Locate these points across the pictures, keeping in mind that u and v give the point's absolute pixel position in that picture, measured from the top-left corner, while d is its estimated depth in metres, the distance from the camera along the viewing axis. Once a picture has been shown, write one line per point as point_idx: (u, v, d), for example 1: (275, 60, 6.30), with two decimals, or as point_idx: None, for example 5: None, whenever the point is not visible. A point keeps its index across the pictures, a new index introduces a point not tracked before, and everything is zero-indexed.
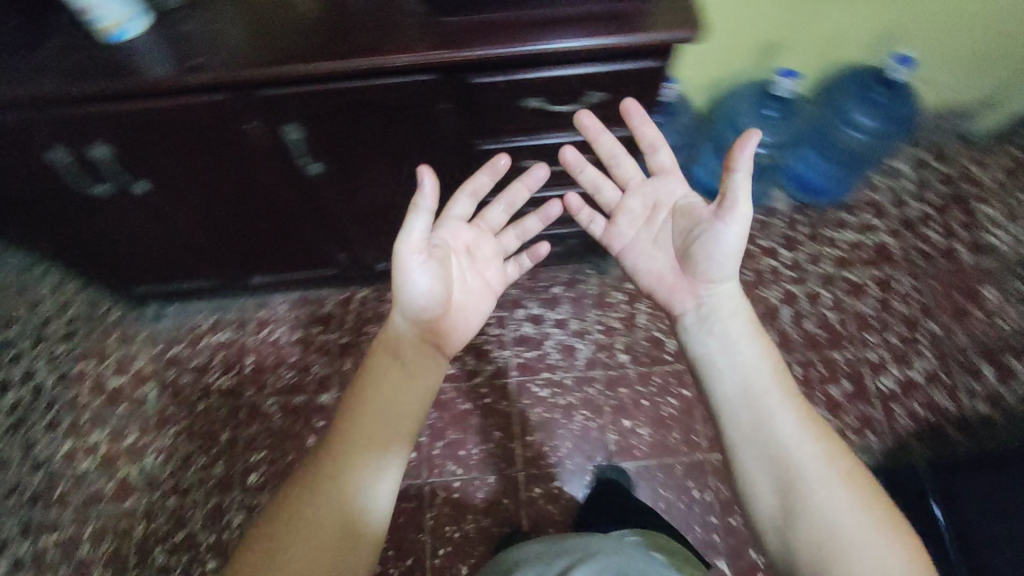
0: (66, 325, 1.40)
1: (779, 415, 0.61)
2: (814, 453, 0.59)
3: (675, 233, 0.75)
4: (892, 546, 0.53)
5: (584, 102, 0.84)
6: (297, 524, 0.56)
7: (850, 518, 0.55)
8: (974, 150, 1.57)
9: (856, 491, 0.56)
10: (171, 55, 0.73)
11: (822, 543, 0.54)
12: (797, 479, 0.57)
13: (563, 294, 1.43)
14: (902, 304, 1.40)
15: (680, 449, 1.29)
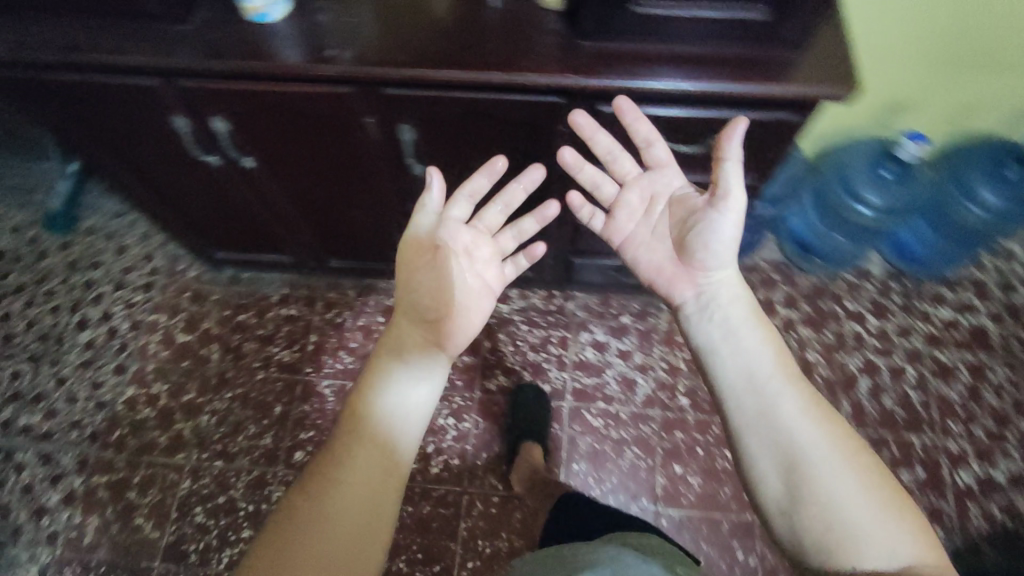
0: (146, 274, 1.44)
1: (784, 396, 0.56)
2: (821, 435, 0.54)
3: (673, 224, 0.68)
4: (904, 535, 0.50)
5: (707, 145, 0.80)
6: (305, 526, 0.51)
7: (856, 508, 0.51)
8: None
9: (865, 474, 0.52)
10: (306, 43, 0.73)
11: (829, 535, 0.51)
12: (804, 468, 0.53)
13: (631, 325, 1.39)
14: (993, 396, 1.30)
15: (729, 506, 1.24)
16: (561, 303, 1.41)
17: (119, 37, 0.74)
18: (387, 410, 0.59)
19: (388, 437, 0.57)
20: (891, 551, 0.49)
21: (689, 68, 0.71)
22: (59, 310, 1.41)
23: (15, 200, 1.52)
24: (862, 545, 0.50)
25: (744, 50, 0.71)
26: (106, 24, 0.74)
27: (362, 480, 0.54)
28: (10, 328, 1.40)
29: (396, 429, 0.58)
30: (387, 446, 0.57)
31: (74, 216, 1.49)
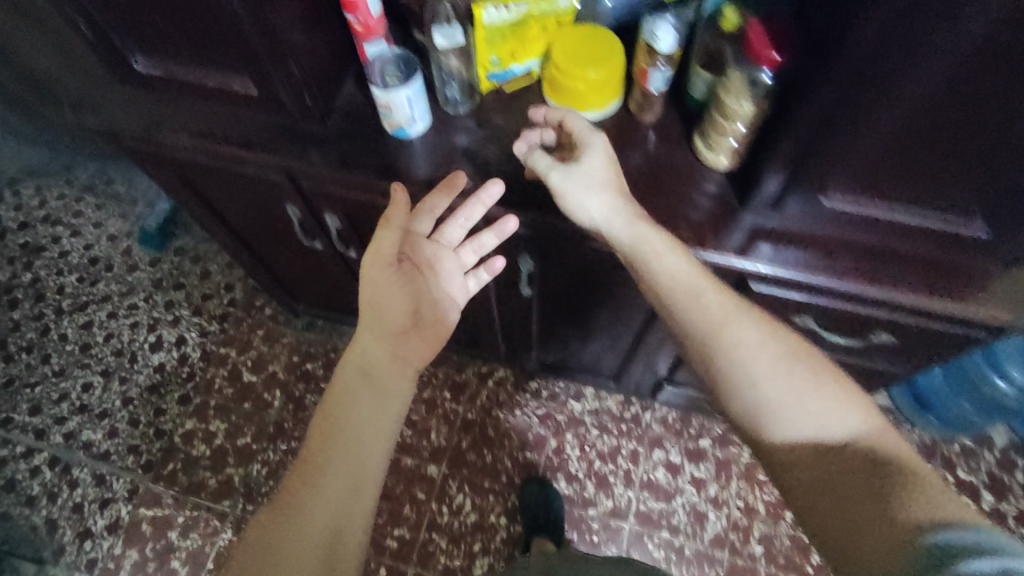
0: (224, 305, 1.44)
1: (707, 297, 0.58)
2: (750, 327, 0.57)
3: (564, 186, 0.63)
4: (836, 403, 0.54)
5: (865, 338, 0.71)
6: (290, 527, 0.53)
7: (785, 392, 0.54)
8: None
9: (792, 355, 0.56)
10: (439, 168, 0.68)
11: (769, 421, 0.54)
12: (734, 368, 0.55)
13: (710, 450, 1.28)
14: None
15: None
16: (637, 412, 1.31)
17: (252, 131, 0.70)
18: (357, 406, 0.58)
19: (363, 427, 0.58)
20: (825, 424, 0.53)
21: (869, 266, 0.63)
22: (137, 327, 1.42)
23: (116, 208, 1.55)
24: (800, 425, 0.53)
25: (940, 255, 0.61)
26: (240, 114, 0.71)
27: (338, 474, 0.55)
28: (90, 337, 1.41)
29: (369, 415, 0.58)
30: (362, 432, 0.57)
31: (168, 235, 1.50)
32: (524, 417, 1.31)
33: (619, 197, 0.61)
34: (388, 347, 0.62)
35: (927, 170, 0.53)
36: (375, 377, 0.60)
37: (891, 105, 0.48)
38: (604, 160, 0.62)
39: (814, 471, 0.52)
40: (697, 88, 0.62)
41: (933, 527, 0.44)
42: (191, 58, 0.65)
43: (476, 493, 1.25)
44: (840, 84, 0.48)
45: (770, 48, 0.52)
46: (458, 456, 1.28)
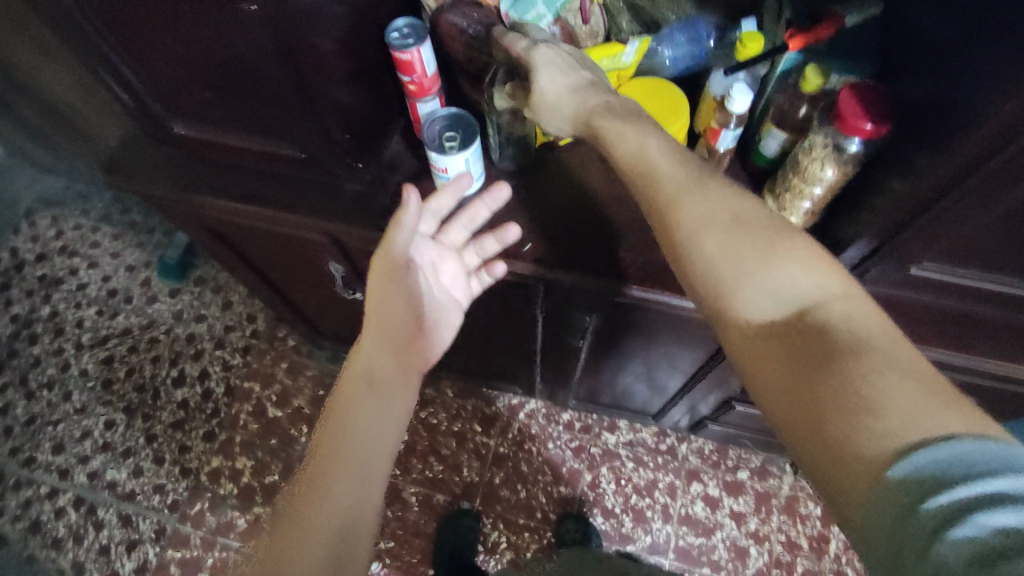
0: (246, 338, 1.41)
1: (667, 169, 0.50)
2: (722, 196, 0.48)
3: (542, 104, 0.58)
4: (813, 274, 0.45)
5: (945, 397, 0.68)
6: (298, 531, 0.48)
7: (753, 269, 0.46)
8: None
9: (764, 224, 0.47)
10: None
11: (731, 297, 0.46)
12: (697, 245, 0.47)
13: (749, 482, 1.25)
14: None
15: None
16: (673, 443, 1.29)
17: (300, 195, 0.70)
18: (360, 406, 0.56)
19: (366, 425, 0.55)
20: (786, 295, 0.45)
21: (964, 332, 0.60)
22: (159, 361, 1.39)
23: (134, 238, 1.52)
24: (766, 303, 0.45)
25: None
26: (289, 180, 0.71)
27: (347, 473, 0.51)
28: (111, 373, 1.39)
29: (374, 417, 0.56)
30: (369, 431, 0.54)
31: (187, 265, 1.47)
32: (557, 450, 1.28)
33: (579, 97, 0.54)
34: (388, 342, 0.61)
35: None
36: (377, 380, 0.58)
37: (982, 210, 0.46)
38: (554, 71, 0.55)
39: (782, 352, 0.43)
40: (770, 147, 0.59)
41: (915, 438, 0.37)
42: (237, 126, 0.65)
43: (511, 531, 1.22)
44: (966, 158, 0.43)
45: (867, 117, 0.49)
46: (490, 492, 1.25)
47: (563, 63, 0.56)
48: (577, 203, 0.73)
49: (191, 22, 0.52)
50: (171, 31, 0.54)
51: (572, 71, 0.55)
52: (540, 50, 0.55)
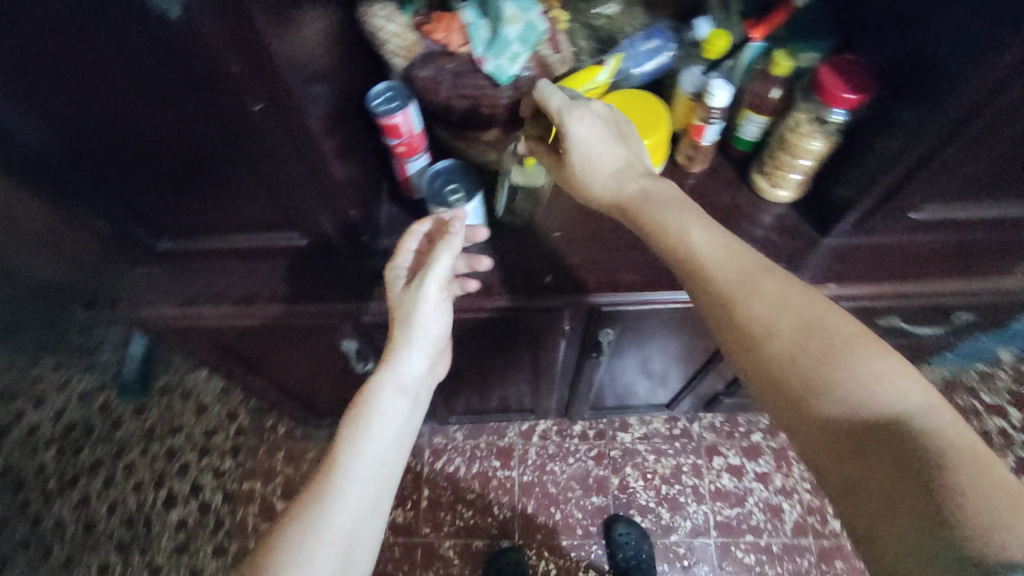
0: (232, 437, 1.32)
1: (722, 271, 0.52)
2: (775, 295, 0.51)
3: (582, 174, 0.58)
4: (893, 380, 0.46)
5: (951, 321, 0.73)
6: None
7: (824, 362, 0.47)
8: None
9: (830, 326, 0.49)
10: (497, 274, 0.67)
11: (793, 384, 0.48)
12: (753, 333, 0.50)
13: (765, 443, 1.30)
14: None
15: None
16: (685, 425, 1.32)
17: (303, 281, 0.69)
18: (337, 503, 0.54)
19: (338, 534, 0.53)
20: (855, 399, 0.46)
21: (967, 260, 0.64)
22: (142, 487, 1.28)
23: (79, 364, 1.40)
24: (837, 394, 0.46)
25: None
26: (286, 267, 0.69)
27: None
28: (90, 514, 1.26)
29: (353, 517, 0.54)
30: (345, 524, 0.53)
31: (148, 378, 1.37)
32: (579, 463, 1.28)
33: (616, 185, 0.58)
34: (382, 430, 0.59)
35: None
36: (364, 468, 0.56)
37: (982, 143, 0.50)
38: (590, 147, 0.57)
39: (852, 455, 0.45)
40: (750, 131, 0.62)
41: (983, 556, 0.36)
42: (229, 225, 0.63)
43: (557, 556, 1.20)
44: (958, 109, 0.47)
45: (850, 88, 0.52)
46: (527, 523, 1.23)
47: (601, 136, 0.57)
48: (572, 223, 0.73)
49: (176, 126, 0.51)
50: (155, 139, 0.52)
51: (608, 147, 0.57)
52: (579, 121, 0.56)
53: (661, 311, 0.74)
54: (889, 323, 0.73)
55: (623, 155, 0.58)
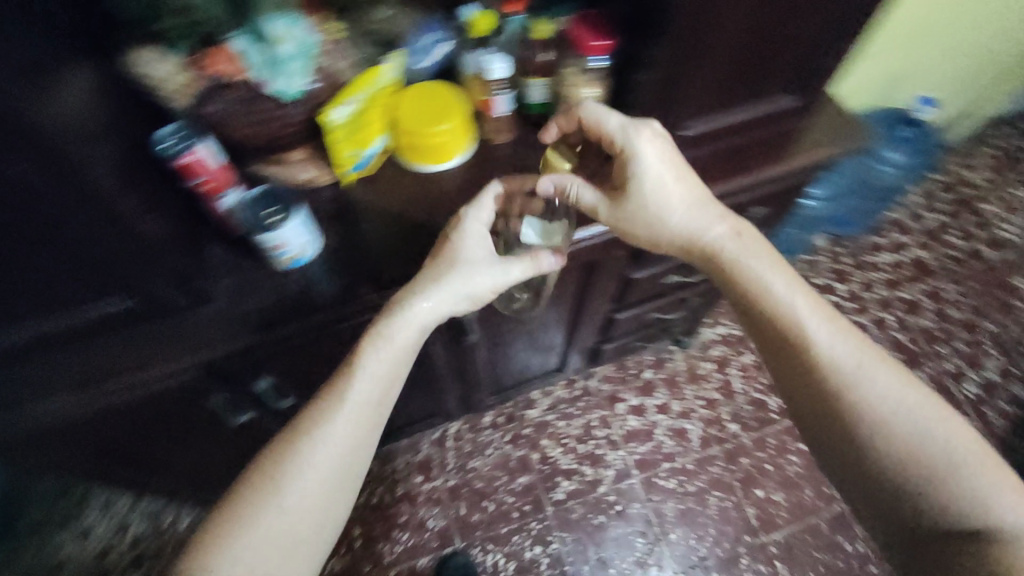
0: (129, 549, 1.20)
1: (840, 352, 0.60)
2: (888, 384, 0.57)
3: (655, 201, 0.67)
4: (1000, 491, 0.50)
5: (749, 217, 0.86)
6: (234, 543, 0.56)
7: (940, 440, 0.53)
8: (960, 156, 1.74)
9: (950, 435, 0.53)
10: (345, 279, 0.68)
11: (866, 427, 0.56)
12: (850, 392, 0.58)
13: (655, 377, 1.41)
14: (955, 310, 1.52)
15: (818, 505, 1.28)
16: (583, 384, 1.40)
17: (144, 345, 0.65)
18: (329, 429, 0.61)
19: (327, 462, 0.60)
20: (942, 486, 0.51)
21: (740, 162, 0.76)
22: None
23: None
24: (908, 456, 0.53)
25: (779, 127, 0.76)
26: (120, 336, 0.65)
27: (298, 506, 0.59)
28: None
29: (346, 440, 0.61)
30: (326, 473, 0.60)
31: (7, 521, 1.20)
32: (498, 451, 1.32)
33: (686, 227, 0.68)
34: (382, 367, 0.63)
35: (755, 67, 0.64)
36: (361, 399, 0.62)
37: (707, 60, 0.61)
38: (659, 175, 0.66)
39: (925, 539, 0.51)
40: (535, 95, 0.69)
41: None
42: (35, 310, 0.58)
43: (501, 545, 1.22)
44: (674, 29, 0.56)
45: (596, 34, 0.64)
46: (465, 525, 1.24)
47: (674, 165, 0.66)
48: None
49: None
50: None
51: (682, 177, 0.67)
52: (647, 143, 0.64)
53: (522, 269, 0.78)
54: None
55: (695, 190, 0.68)
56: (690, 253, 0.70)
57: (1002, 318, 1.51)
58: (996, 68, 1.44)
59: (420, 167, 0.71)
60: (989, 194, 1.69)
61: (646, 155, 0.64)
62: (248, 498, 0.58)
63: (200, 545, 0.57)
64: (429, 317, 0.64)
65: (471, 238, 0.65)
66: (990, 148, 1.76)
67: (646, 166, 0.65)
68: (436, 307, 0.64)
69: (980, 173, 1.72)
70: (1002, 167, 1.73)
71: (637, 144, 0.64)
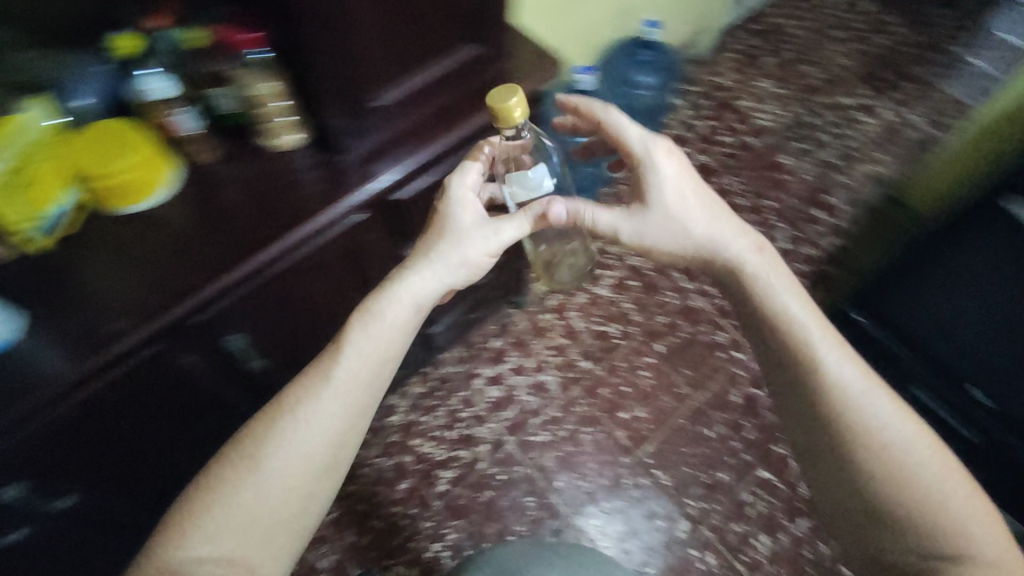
0: None
1: (840, 373, 0.68)
2: (886, 410, 0.66)
3: (673, 205, 0.81)
4: (972, 518, 0.63)
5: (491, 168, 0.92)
6: (203, 516, 0.68)
7: (914, 453, 0.65)
8: (709, 66, 1.95)
9: (938, 466, 0.65)
10: (60, 350, 0.73)
11: (865, 448, 0.65)
12: (849, 408, 0.67)
13: (505, 343, 1.45)
14: (741, 199, 1.70)
15: (674, 406, 1.40)
16: (437, 373, 1.41)
17: None
18: (307, 409, 0.73)
19: (302, 448, 0.71)
20: (931, 505, 0.63)
21: (433, 134, 0.84)
22: None
23: None
24: (896, 481, 0.64)
25: (477, 79, 0.83)
26: None
27: (275, 488, 0.70)
28: None
29: (341, 407, 0.74)
30: (315, 439, 0.72)
31: None
32: (373, 466, 1.32)
33: (707, 238, 0.80)
34: (367, 345, 0.76)
35: (413, 26, 0.71)
36: (345, 374, 0.75)
37: (357, 29, 0.66)
38: (677, 189, 0.81)
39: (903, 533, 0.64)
40: (222, 104, 0.83)
41: None
42: None
43: (399, 555, 1.24)
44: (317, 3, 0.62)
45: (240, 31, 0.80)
46: (359, 550, 1.25)
47: (687, 181, 0.82)
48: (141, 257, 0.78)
49: None
50: None
51: (703, 198, 0.82)
52: (663, 158, 0.81)
53: (243, 297, 0.81)
54: (442, 191, 0.87)
55: (711, 207, 0.82)
56: (714, 263, 0.81)
57: (778, 193, 1.71)
58: None
59: (127, 209, 0.80)
60: (739, 91, 1.90)
61: (663, 164, 0.81)
62: (227, 474, 0.70)
63: (182, 514, 0.68)
64: (428, 283, 0.80)
65: (461, 206, 0.82)
66: (729, 52, 1.98)
67: (664, 176, 0.81)
68: (433, 270, 0.80)
69: (727, 76, 1.93)
70: (744, 66, 1.95)
71: (655, 152, 0.81)
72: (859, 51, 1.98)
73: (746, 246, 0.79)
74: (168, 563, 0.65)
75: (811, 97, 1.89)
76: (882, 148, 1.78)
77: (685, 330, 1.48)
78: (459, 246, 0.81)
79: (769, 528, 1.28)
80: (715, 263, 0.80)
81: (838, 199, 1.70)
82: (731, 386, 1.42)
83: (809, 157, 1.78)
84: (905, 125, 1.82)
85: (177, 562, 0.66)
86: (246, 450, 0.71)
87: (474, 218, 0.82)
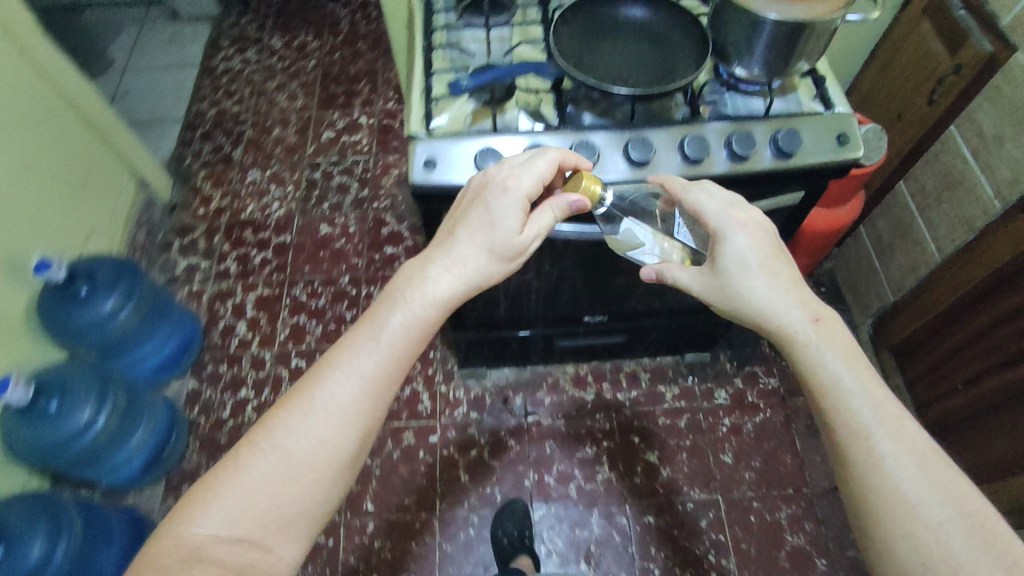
0: None
1: (880, 445, 0.57)
2: (918, 477, 0.55)
3: (736, 276, 0.67)
4: None
5: None
6: (219, 492, 0.57)
7: (965, 547, 0.51)
8: (187, 201, 1.69)
9: (993, 535, 0.52)
10: None
11: (893, 517, 0.54)
12: (876, 469, 0.56)
13: None
14: (320, 296, 1.53)
15: (426, 542, 1.25)
16: None
17: None
18: (328, 389, 0.60)
19: (328, 440, 0.59)
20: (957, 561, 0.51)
21: None
22: None
23: None
24: (920, 549, 0.53)
25: None
26: None
27: (304, 472, 0.58)
28: None
29: (349, 398, 0.60)
30: (329, 420, 0.59)
31: None
32: None
33: (770, 313, 0.66)
34: (395, 343, 0.62)
35: None
36: (370, 363, 0.61)
37: None
38: (743, 259, 0.67)
39: None
40: None
41: None
42: None
43: None
44: None
45: None
46: None
47: (765, 252, 0.67)
48: None
49: None
50: None
51: (772, 271, 0.67)
52: (738, 231, 0.67)
53: None
54: None
55: (778, 276, 0.66)
56: (766, 331, 0.67)
57: (346, 262, 1.58)
58: (74, 174, 1.35)
59: None
60: (236, 200, 1.69)
61: (734, 242, 0.67)
62: (256, 461, 0.58)
63: (208, 483, 0.58)
64: (450, 288, 0.64)
65: (502, 208, 0.65)
66: (195, 173, 1.74)
67: (733, 253, 0.67)
68: (467, 254, 0.65)
69: (211, 195, 1.70)
70: (220, 174, 1.74)
71: (727, 225, 0.68)
72: (302, 87, 1.91)
73: (814, 322, 0.64)
74: (180, 538, 0.55)
75: (301, 153, 1.77)
76: (389, 151, 1.76)
77: (377, 467, 1.32)
78: (491, 232, 0.65)
79: (579, 553, 1.23)
80: (773, 336, 0.66)
81: (393, 222, 1.63)
82: (451, 471, 1.31)
83: (343, 207, 1.66)
84: (388, 119, 1.83)
85: (188, 545, 0.55)
86: (277, 437, 0.58)
87: (515, 229, 0.65)
